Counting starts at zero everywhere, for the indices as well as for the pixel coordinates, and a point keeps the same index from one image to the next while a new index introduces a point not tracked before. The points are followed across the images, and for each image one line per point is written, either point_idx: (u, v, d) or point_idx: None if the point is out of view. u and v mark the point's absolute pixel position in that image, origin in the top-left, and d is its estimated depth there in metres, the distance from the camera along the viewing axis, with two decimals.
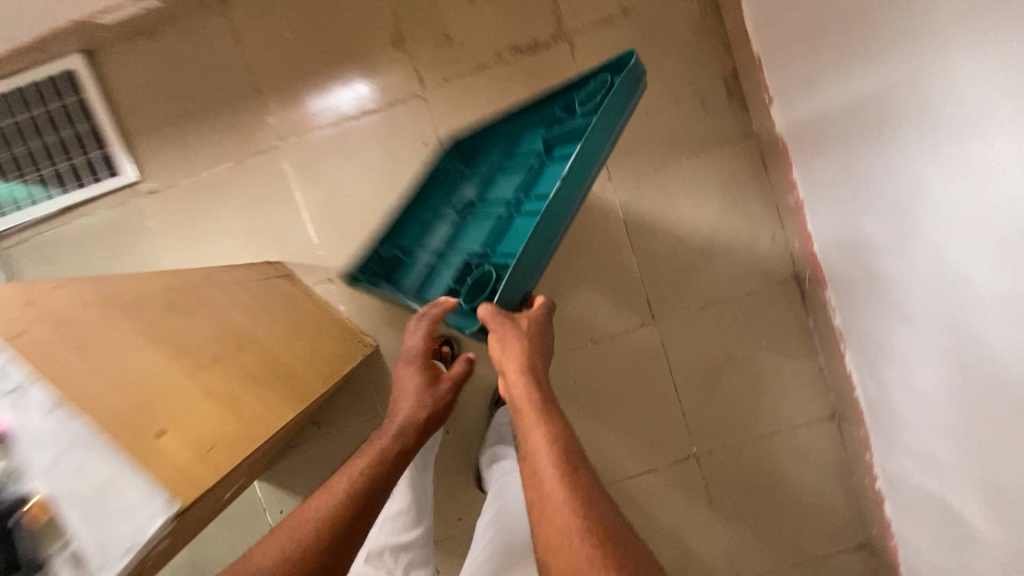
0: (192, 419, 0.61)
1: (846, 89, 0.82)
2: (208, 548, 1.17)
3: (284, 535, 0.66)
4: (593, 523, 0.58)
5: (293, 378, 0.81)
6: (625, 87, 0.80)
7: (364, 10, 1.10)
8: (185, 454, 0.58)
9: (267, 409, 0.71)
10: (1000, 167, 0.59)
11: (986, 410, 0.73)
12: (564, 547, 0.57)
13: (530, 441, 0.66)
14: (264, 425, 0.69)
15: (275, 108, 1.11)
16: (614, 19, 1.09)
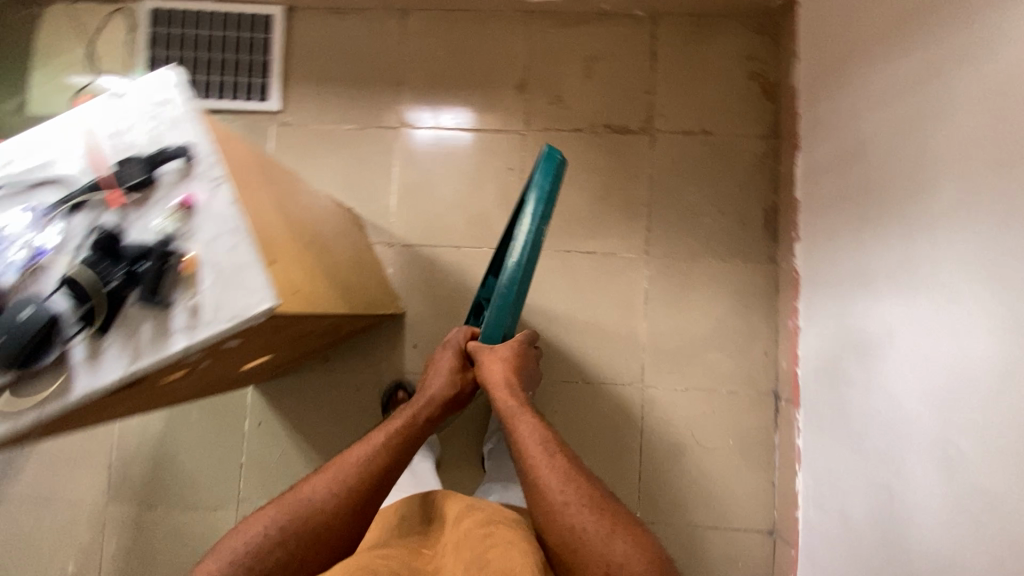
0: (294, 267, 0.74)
1: (859, 245, 1.00)
2: (184, 430, 1.26)
3: (296, 500, 0.74)
4: (583, 500, 0.70)
5: (347, 292, 0.96)
6: (548, 168, 0.86)
7: (505, 56, 1.34)
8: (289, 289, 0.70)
9: (332, 298, 0.86)
10: (960, 330, 0.74)
11: (899, 537, 0.83)
12: (564, 522, 0.68)
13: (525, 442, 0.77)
14: (330, 307, 0.83)
15: (405, 99, 1.35)
16: (695, 134, 1.31)
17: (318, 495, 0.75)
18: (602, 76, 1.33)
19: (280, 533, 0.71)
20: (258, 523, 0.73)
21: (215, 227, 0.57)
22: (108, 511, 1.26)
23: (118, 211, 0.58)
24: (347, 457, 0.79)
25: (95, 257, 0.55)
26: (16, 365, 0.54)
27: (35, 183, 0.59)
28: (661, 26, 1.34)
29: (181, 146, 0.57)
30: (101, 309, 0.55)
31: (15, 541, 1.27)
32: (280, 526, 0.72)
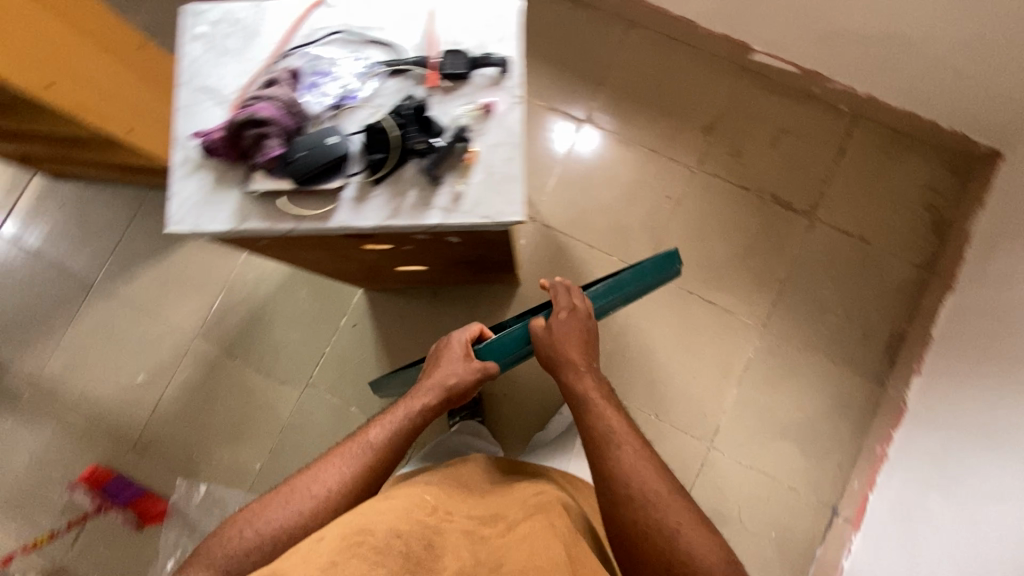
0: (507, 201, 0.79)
1: (988, 398, 1.00)
2: (287, 303, 1.33)
3: (302, 490, 0.67)
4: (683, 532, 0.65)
5: None
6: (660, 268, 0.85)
7: (705, 97, 1.39)
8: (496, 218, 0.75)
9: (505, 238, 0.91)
10: None
11: None
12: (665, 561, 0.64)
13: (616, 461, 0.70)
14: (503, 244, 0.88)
15: (598, 97, 1.41)
16: (851, 237, 1.33)
17: (324, 488, 0.67)
18: (786, 150, 1.37)
19: (287, 525, 0.64)
20: (263, 514, 0.65)
21: (502, 136, 0.63)
22: (193, 343, 1.34)
23: (428, 90, 0.64)
24: (350, 450, 0.70)
25: (401, 118, 0.62)
26: (304, 178, 0.60)
27: (368, 40, 0.66)
28: (859, 128, 1.37)
29: (504, 59, 0.64)
30: (389, 161, 0.61)
31: (103, 333, 1.35)
32: (286, 517, 0.65)
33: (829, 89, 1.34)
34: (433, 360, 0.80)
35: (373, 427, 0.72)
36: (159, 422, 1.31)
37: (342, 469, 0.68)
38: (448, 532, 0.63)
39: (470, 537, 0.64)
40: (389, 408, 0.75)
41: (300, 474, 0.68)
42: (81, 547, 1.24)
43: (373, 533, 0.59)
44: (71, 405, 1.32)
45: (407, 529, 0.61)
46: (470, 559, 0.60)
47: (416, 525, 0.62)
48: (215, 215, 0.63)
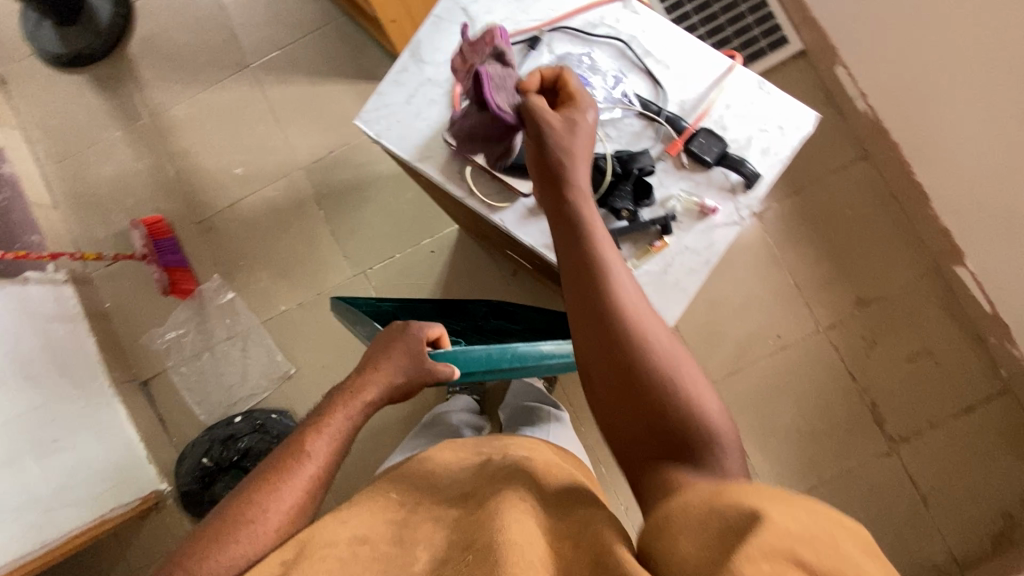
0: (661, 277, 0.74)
1: None
2: (392, 193, 1.33)
3: (229, 529, 0.55)
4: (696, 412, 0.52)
5: None
6: None
7: (881, 270, 1.27)
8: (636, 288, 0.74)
9: None
10: None
11: None
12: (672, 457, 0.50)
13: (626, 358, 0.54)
14: None
15: (783, 202, 1.30)
16: (916, 491, 1.22)
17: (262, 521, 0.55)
18: (918, 372, 1.25)
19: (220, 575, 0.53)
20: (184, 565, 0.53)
21: (695, 239, 0.69)
22: (296, 171, 1.35)
23: (664, 154, 0.72)
24: (284, 469, 0.59)
25: (623, 169, 0.70)
26: (510, 167, 0.71)
27: (639, 67, 0.76)
28: (1003, 401, 1.23)
29: (751, 174, 0.70)
30: (588, 200, 0.69)
31: (232, 111, 1.38)
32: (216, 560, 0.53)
33: (1005, 348, 1.20)
34: (375, 351, 0.70)
35: (312, 437, 0.61)
36: (229, 216, 1.35)
37: (280, 495, 0.57)
38: (417, 526, 0.55)
39: (442, 527, 0.54)
40: (324, 411, 0.64)
41: (228, 503, 0.57)
42: (113, 272, 1.33)
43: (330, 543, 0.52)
44: (172, 154, 1.37)
45: (370, 532, 0.54)
46: (442, 544, 0.52)
47: (381, 526, 0.55)
48: (410, 135, 0.74)
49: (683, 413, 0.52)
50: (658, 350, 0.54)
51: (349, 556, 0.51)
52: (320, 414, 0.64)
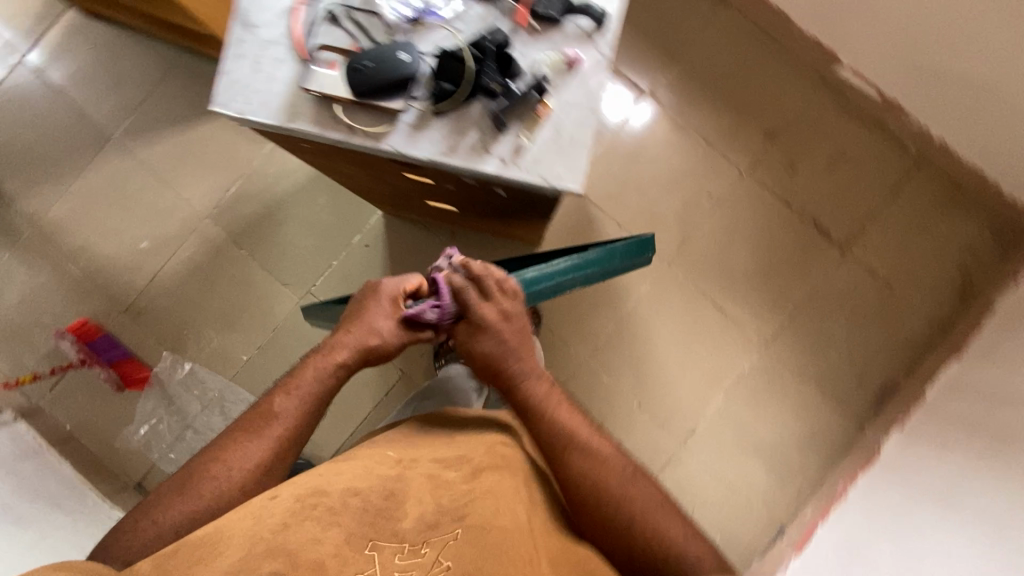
0: None
1: (962, 469, 1.03)
2: (304, 206, 1.31)
3: (202, 474, 0.66)
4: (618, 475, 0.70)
5: None
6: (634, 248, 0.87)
7: (776, 99, 1.32)
8: None
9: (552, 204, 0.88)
10: None
11: None
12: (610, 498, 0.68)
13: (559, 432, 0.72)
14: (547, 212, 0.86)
15: (668, 74, 1.34)
16: (877, 280, 1.31)
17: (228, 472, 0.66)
18: (842, 176, 1.32)
19: (186, 512, 0.64)
20: (164, 501, 0.65)
21: (580, 97, 0.59)
22: (202, 223, 1.31)
23: (515, 27, 0.60)
24: (256, 425, 0.69)
25: (481, 50, 0.57)
26: (363, 91, 0.56)
27: None
28: (921, 172, 1.32)
29: (603, 13, 0.59)
30: (457, 95, 0.58)
31: (114, 189, 1.32)
32: (188, 502, 0.64)
33: (905, 124, 1.28)
34: (357, 304, 0.74)
35: (276, 397, 0.71)
36: (154, 292, 1.30)
37: (248, 449, 0.68)
38: (412, 476, 0.64)
39: (434, 483, 0.63)
40: (299, 365, 0.73)
41: (204, 454, 0.68)
42: (60, 392, 1.26)
43: (329, 495, 0.61)
44: (71, 254, 1.31)
45: (366, 487, 0.62)
46: (431, 509, 0.60)
47: (376, 479, 0.63)
48: (264, 106, 0.59)
49: (589, 472, 0.69)
50: (565, 437, 0.72)
51: (342, 511, 0.59)
52: (292, 374, 0.73)
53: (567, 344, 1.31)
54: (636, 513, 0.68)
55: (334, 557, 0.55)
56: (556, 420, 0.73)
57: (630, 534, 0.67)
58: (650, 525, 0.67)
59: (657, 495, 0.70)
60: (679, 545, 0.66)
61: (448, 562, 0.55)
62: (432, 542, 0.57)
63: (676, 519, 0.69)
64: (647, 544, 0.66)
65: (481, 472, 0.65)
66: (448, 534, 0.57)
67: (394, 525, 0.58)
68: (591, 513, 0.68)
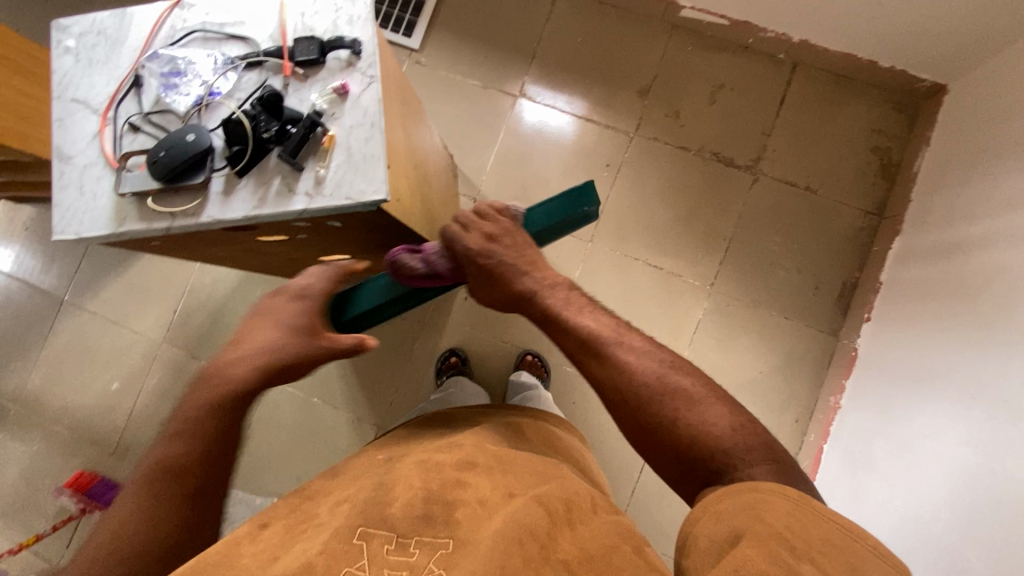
0: (412, 173, 0.81)
1: (928, 341, 0.99)
2: (244, 302, 1.38)
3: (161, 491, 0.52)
4: (687, 393, 0.56)
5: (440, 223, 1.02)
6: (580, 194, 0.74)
7: (638, 59, 1.37)
8: (413, 199, 0.80)
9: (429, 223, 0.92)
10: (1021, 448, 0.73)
11: None
12: (683, 424, 0.54)
13: (611, 348, 0.59)
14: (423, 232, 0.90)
15: (532, 72, 1.40)
16: (798, 188, 1.30)
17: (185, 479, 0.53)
18: (726, 105, 1.34)
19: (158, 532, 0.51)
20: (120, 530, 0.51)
21: (358, 117, 0.64)
22: (160, 347, 1.39)
23: (285, 79, 0.66)
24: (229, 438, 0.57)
25: (254, 108, 0.64)
26: (167, 177, 0.63)
27: (225, 35, 0.68)
28: (800, 75, 1.33)
29: (355, 40, 0.65)
30: (248, 153, 0.63)
31: (78, 345, 1.42)
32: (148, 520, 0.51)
33: (763, 38, 1.30)
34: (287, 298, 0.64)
35: (254, 402, 0.60)
36: (136, 425, 1.37)
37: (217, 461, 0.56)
38: (399, 468, 0.55)
39: (424, 468, 0.55)
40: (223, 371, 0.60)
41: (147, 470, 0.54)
42: (76, 546, 1.31)
43: (315, 515, 0.52)
44: (54, 416, 1.39)
45: (352, 493, 0.53)
46: (421, 496, 0.51)
47: (364, 483, 0.55)
48: (95, 221, 0.66)
49: (619, 380, 0.58)
50: (603, 338, 0.60)
51: (330, 518, 0.50)
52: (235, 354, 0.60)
53: (523, 348, 1.31)
54: (677, 410, 0.55)
55: (320, 556, 0.45)
56: (594, 321, 0.61)
57: (675, 433, 0.54)
58: (697, 418, 0.54)
59: (707, 387, 0.56)
60: (728, 437, 0.52)
61: (440, 568, 0.45)
62: (423, 542, 0.47)
63: (728, 412, 0.54)
64: (687, 439, 0.53)
65: (474, 460, 0.56)
66: (441, 538, 0.47)
67: (383, 512, 0.49)
68: (630, 411, 0.57)
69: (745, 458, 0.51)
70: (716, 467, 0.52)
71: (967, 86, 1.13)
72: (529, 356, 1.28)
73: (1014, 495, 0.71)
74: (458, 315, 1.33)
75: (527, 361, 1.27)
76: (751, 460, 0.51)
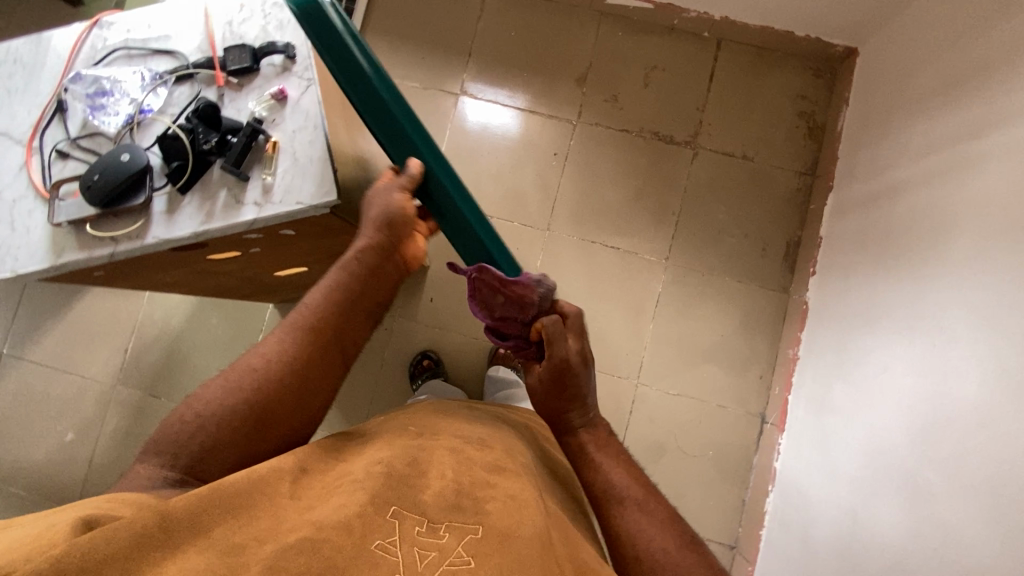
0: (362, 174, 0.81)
1: (870, 284, 1.05)
2: (201, 331, 1.33)
3: (244, 368, 0.57)
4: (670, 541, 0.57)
5: None
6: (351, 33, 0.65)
7: (571, 48, 1.40)
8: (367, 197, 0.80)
9: None
10: (965, 370, 0.79)
11: (855, 542, 0.90)
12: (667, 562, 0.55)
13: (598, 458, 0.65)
14: None
15: (470, 69, 1.41)
16: (736, 158, 1.37)
17: (262, 360, 0.57)
18: (660, 85, 1.39)
19: (229, 405, 0.55)
20: (206, 395, 0.56)
21: (300, 121, 0.64)
22: (115, 390, 1.32)
23: (220, 90, 0.65)
24: (294, 322, 0.60)
25: (191, 122, 0.63)
26: (106, 203, 0.61)
27: (151, 51, 0.66)
28: (724, 50, 1.39)
29: (288, 45, 0.65)
30: (189, 168, 0.62)
31: (23, 399, 1.33)
32: (226, 391, 0.55)
33: (687, 18, 1.36)
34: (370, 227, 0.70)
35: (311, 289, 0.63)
36: (97, 475, 1.29)
37: (283, 341, 0.59)
38: (433, 449, 0.56)
39: (456, 458, 0.55)
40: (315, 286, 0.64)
41: (242, 355, 0.59)
42: None
43: (349, 472, 0.52)
44: (4, 478, 1.30)
45: (386, 456, 0.53)
46: (451, 488, 0.50)
47: (398, 449, 0.55)
48: (30, 255, 0.63)
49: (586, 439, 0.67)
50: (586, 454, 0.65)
51: (364, 479, 0.50)
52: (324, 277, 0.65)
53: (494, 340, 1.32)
54: (616, 483, 0.62)
55: (357, 519, 0.45)
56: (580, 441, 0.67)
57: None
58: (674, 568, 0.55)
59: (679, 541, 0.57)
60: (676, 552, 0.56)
61: (470, 556, 0.45)
62: (453, 526, 0.47)
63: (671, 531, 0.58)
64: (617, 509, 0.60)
65: (506, 465, 0.56)
66: (470, 524, 0.47)
67: (416, 496, 0.49)
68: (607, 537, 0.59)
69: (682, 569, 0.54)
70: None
71: (875, 47, 1.23)
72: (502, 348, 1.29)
73: (961, 411, 0.78)
74: (426, 317, 1.33)
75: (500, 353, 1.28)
76: None
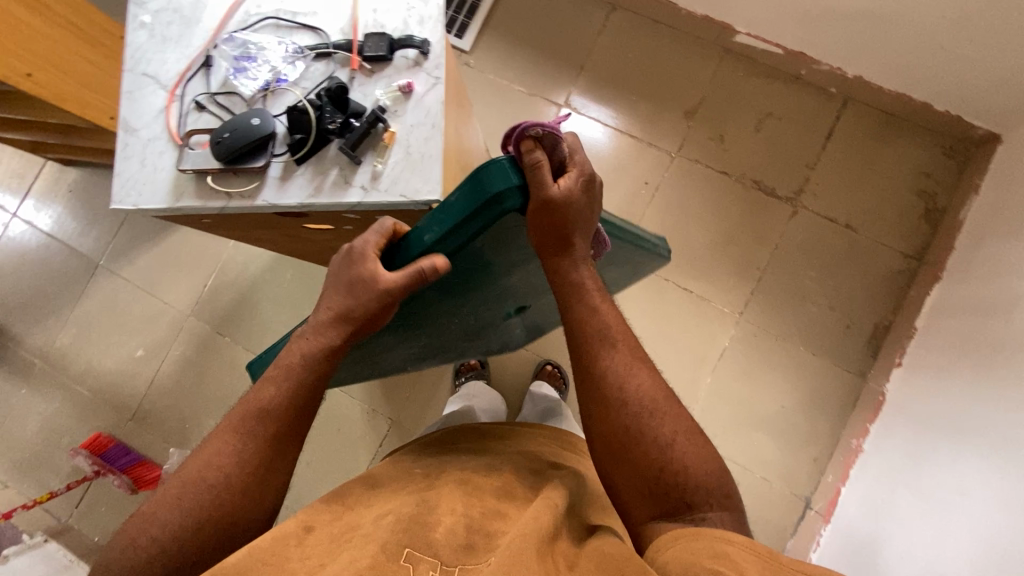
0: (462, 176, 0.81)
1: (968, 397, 0.95)
2: (273, 284, 1.39)
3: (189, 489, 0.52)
4: (677, 429, 0.52)
5: None
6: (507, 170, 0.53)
7: (687, 79, 1.36)
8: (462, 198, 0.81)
9: None
10: None
11: None
12: (687, 449, 0.51)
13: (607, 325, 0.55)
14: None
15: (579, 83, 1.40)
16: (836, 225, 1.29)
17: (209, 481, 0.51)
18: (772, 134, 1.32)
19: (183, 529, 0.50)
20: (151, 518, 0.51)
21: (420, 116, 0.65)
22: (187, 320, 1.41)
23: (352, 72, 0.67)
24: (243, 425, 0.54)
25: (320, 99, 0.65)
26: (228, 157, 0.64)
27: (298, 25, 0.70)
28: (849, 110, 1.31)
29: (424, 41, 0.66)
30: (309, 142, 0.64)
31: (108, 310, 1.44)
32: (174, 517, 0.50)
33: (817, 70, 1.29)
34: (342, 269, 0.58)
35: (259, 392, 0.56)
36: (154, 395, 1.38)
37: (229, 451, 0.53)
38: (442, 488, 0.52)
39: (466, 490, 0.52)
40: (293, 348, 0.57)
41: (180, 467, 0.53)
42: (85, 507, 1.33)
43: (359, 526, 0.48)
44: (77, 376, 1.41)
45: (395, 506, 0.50)
46: (463, 523, 0.47)
47: (406, 497, 0.51)
48: (153, 193, 0.67)
49: (594, 316, 0.55)
50: (592, 330, 0.55)
51: (373, 533, 0.46)
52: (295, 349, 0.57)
53: (544, 357, 1.30)
54: (634, 389, 0.53)
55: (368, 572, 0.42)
56: (594, 306, 0.56)
57: (656, 470, 0.50)
58: (677, 459, 0.50)
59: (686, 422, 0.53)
60: (699, 473, 0.50)
61: None
62: (467, 569, 0.43)
63: (693, 447, 0.51)
64: (636, 421, 0.52)
65: (517, 496, 0.53)
66: (482, 560, 0.43)
67: (428, 535, 0.45)
68: (626, 454, 0.51)
69: (708, 501, 0.49)
70: (687, 505, 0.49)
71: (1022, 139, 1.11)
72: (549, 364, 1.28)
73: None
74: None
75: (547, 370, 1.27)
76: (719, 503, 0.50)
